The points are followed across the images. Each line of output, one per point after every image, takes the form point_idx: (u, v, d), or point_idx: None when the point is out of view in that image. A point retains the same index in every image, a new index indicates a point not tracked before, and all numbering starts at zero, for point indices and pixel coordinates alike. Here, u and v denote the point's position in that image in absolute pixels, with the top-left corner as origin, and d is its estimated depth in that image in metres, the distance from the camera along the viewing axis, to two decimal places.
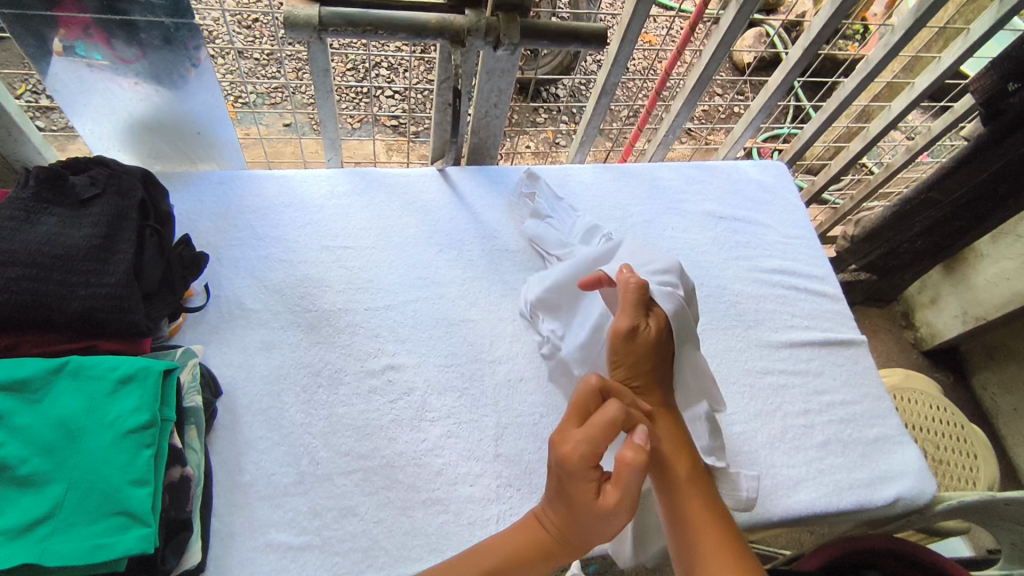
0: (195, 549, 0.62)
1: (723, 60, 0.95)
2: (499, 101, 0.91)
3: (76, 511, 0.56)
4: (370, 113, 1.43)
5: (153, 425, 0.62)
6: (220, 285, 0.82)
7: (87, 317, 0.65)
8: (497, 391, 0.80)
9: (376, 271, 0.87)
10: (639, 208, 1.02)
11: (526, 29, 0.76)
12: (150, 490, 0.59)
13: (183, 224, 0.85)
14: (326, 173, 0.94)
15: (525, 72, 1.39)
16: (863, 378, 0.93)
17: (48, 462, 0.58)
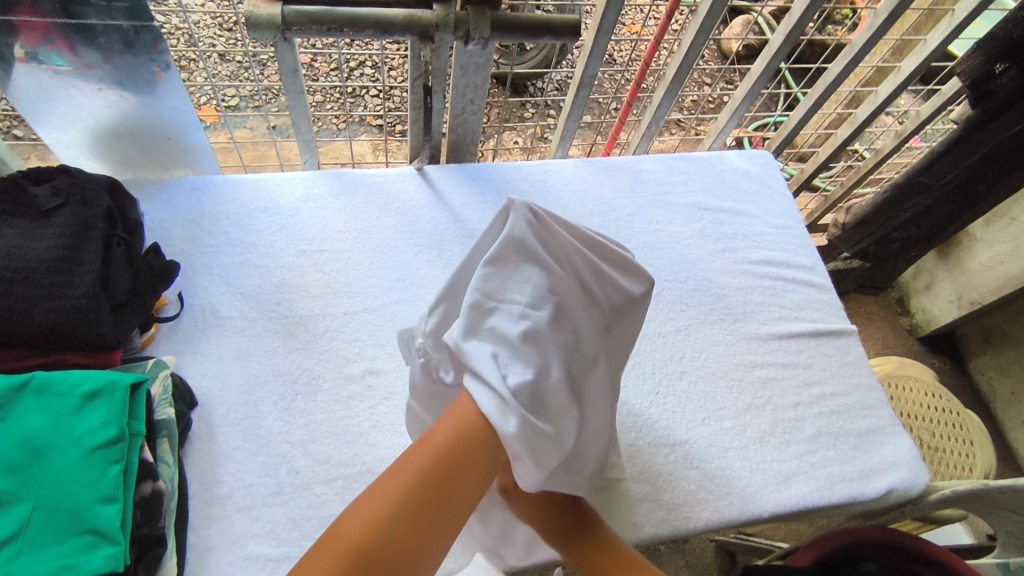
0: (170, 564, 0.61)
1: (702, 48, 0.93)
2: (475, 96, 0.89)
3: (43, 531, 0.55)
4: (353, 113, 1.42)
5: (122, 440, 0.60)
6: (194, 293, 0.80)
7: (52, 331, 0.63)
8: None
9: (353, 274, 0.85)
10: (622, 202, 1.00)
11: (496, 22, 0.75)
12: (120, 506, 0.57)
13: (156, 231, 0.84)
14: (301, 176, 0.92)
15: (509, 67, 1.37)
16: (855, 369, 0.92)
17: (13, 481, 0.56)
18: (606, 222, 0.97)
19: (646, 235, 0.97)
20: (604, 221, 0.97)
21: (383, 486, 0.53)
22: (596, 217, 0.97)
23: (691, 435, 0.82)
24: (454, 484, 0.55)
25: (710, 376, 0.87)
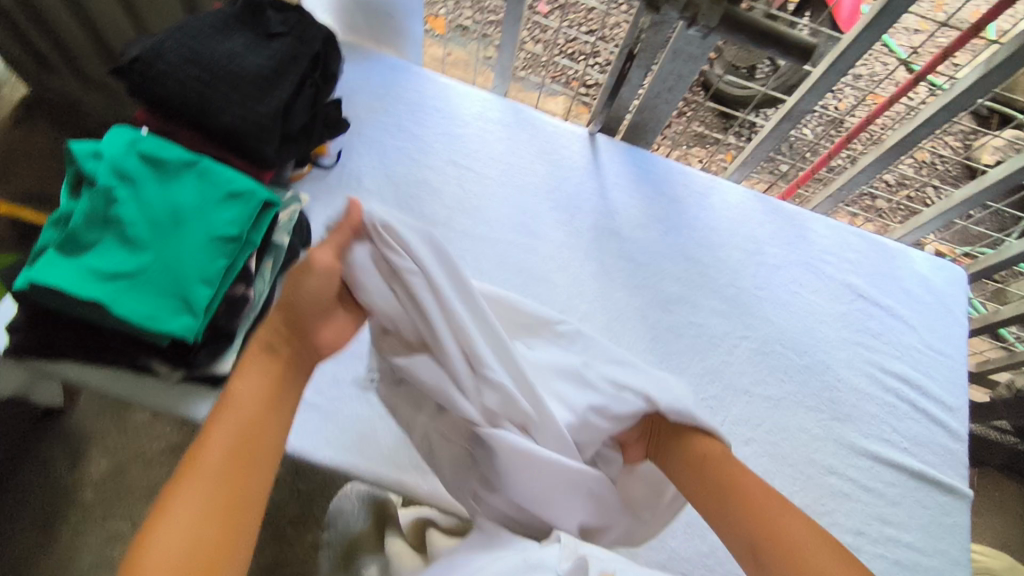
0: (228, 360, 0.70)
1: (937, 128, 0.81)
2: (675, 86, 0.86)
3: (151, 283, 0.64)
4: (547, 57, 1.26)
5: (238, 241, 0.67)
6: (350, 156, 0.88)
7: (229, 133, 0.72)
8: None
9: (487, 201, 0.89)
10: (774, 250, 0.93)
11: (728, 17, 0.70)
12: (212, 293, 0.65)
13: (344, 91, 0.92)
14: (485, 96, 0.95)
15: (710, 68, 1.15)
16: (946, 533, 0.80)
17: (149, 233, 0.65)
18: (747, 261, 0.91)
19: (780, 294, 0.90)
20: (743, 258, 0.91)
21: (200, 477, 0.48)
22: (737, 251, 0.92)
23: None
24: (251, 488, 0.49)
25: (777, 460, 0.80)
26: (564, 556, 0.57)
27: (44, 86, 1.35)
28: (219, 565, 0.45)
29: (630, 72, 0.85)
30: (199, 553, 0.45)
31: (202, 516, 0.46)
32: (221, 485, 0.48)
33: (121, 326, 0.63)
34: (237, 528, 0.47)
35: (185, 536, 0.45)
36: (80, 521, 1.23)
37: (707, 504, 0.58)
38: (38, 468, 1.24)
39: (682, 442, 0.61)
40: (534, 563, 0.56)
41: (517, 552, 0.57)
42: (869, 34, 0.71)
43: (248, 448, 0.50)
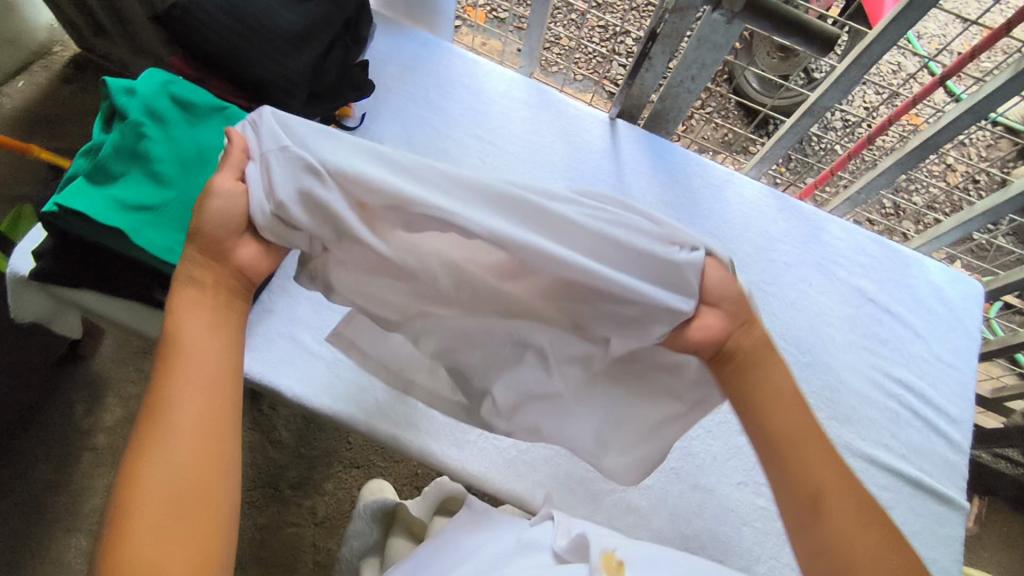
0: None
1: (959, 132, 0.80)
2: (699, 75, 0.86)
3: (173, 218, 0.66)
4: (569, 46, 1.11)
5: None
6: (375, 122, 0.91)
7: (259, 85, 0.74)
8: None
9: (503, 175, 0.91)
10: (786, 247, 0.92)
11: (753, 4, 0.72)
12: None
13: (374, 59, 0.94)
14: (511, 75, 0.97)
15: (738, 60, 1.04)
16: (936, 543, 0.79)
17: (175, 171, 0.68)
18: (757, 256, 0.91)
19: (789, 291, 0.90)
20: (754, 253, 0.91)
21: (172, 421, 0.48)
22: (749, 245, 0.91)
23: (717, 492, 0.78)
24: (227, 417, 0.50)
25: None
26: (559, 535, 0.60)
27: (101, 47, 1.43)
28: (215, 492, 0.47)
29: (653, 53, 0.86)
30: (183, 496, 0.46)
31: (185, 457, 0.47)
32: (196, 422, 0.48)
33: (141, 256, 0.66)
34: (217, 466, 0.48)
35: (174, 477, 0.46)
36: (89, 465, 1.26)
37: (781, 454, 0.53)
38: (55, 409, 1.29)
39: (761, 368, 0.55)
40: (530, 542, 0.60)
41: (513, 535, 0.62)
42: (897, 25, 0.71)
43: (215, 382, 0.50)
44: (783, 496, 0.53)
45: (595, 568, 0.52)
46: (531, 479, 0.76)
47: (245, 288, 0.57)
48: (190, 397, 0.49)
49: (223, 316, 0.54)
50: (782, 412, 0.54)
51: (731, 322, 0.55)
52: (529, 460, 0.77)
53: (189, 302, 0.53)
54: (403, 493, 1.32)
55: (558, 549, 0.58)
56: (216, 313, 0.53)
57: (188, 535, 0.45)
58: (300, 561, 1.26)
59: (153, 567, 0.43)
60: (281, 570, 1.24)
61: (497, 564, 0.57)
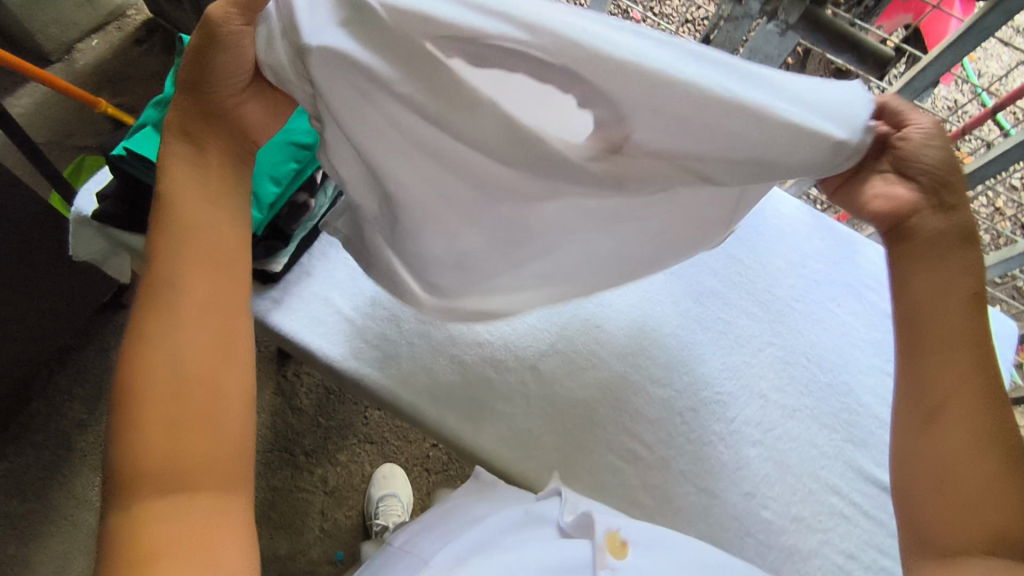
0: (280, 260, 0.78)
1: (1007, 166, 0.79)
2: None
3: None
4: None
5: (308, 151, 0.75)
6: None
7: None
8: (562, 330, 0.84)
9: None
10: (818, 266, 0.91)
11: (810, 16, 0.73)
12: (277, 190, 0.72)
13: None
14: None
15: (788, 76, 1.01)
16: None
17: None
18: (788, 270, 0.90)
19: (815, 309, 0.89)
20: (786, 269, 0.91)
21: (173, 315, 0.51)
22: (780, 261, 0.91)
23: (724, 498, 0.77)
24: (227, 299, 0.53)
25: (782, 468, 0.79)
26: (567, 510, 0.63)
27: (176, 18, 1.51)
28: (227, 374, 0.51)
29: None
30: (194, 384, 0.49)
31: (192, 346, 0.50)
32: (198, 311, 0.52)
33: None
34: (223, 352, 0.51)
35: (183, 365, 0.49)
36: None
37: (923, 359, 0.55)
38: (92, 352, 1.35)
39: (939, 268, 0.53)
40: (537, 515, 0.64)
41: (523, 505, 0.66)
42: (952, 53, 0.71)
43: (215, 266, 0.54)
44: (905, 396, 0.56)
45: (601, 548, 0.58)
46: (538, 463, 0.78)
47: (240, 158, 0.60)
48: (193, 286, 0.52)
49: (219, 194, 0.57)
50: (938, 321, 0.54)
51: (925, 198, 0.52)
52: (538, 442, 0.78)
53: (182, 185, 0.55)
54: (412, 473, 1.34)
55: (563, 524, 0.62)
56: (214, 188, 0.56)
57: (203, 418, 0.48)
58: (306, 526, 1.29)
59: (175, 451, 0.47)
60: (285, 532, 1.27)
61: (504, 531, 0.62)
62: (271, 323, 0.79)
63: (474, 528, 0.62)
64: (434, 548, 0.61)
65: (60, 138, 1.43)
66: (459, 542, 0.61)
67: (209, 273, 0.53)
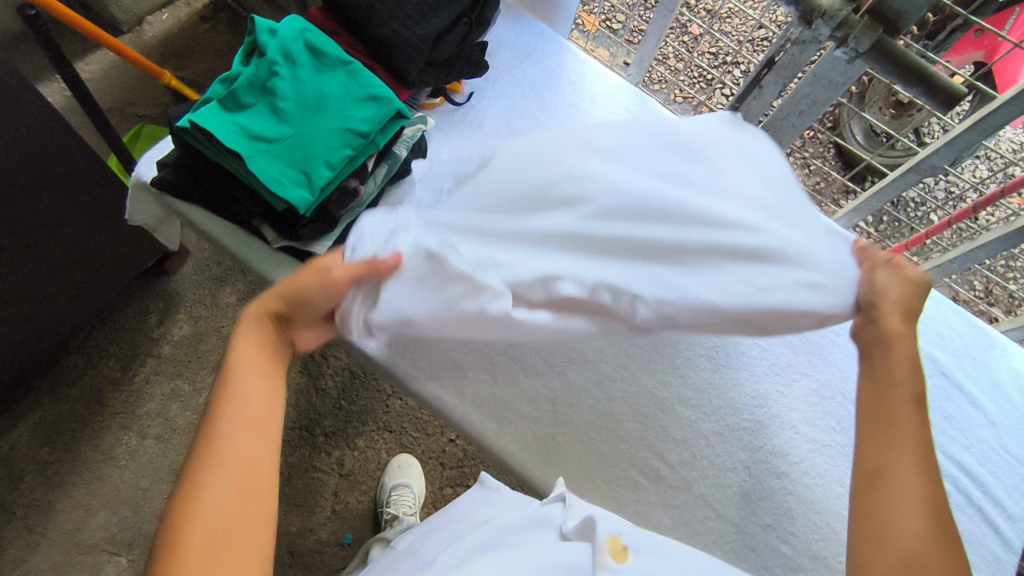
0: (323, 245, 0.78)
1: None
2: (807, 111, 0.86)
3: (284, 153, 0.71)
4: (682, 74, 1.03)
5: (364, 138, 0.74)
6: (481, 103, 0.96)
7: (383, 44, 0.79)
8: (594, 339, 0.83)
9: None
10: None
11: (879, 45, 0.72)
12: (331, 176, 0.72)
13: (494, 42, 1.02)
14: (617, 82, 0.99)
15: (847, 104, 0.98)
16: None
17: (297, 112, 0.73)
18: None
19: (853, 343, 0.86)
20: None
21: (222, 460, 0.53)
22: None
23: (743, 527, 0.76)
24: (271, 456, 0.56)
25: (805, 502, 0.77)
26: (570, 516, 0.63)
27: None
28: (260, 527, 0.52)
29: (765, 78, 0.86)
30: (229, 533, 0.49)
31: (235, 493, 0.51)
32: (247, 462, 0.54)
33: (251, 180, 0.71)
34: (260, 503, 0.53)
35: (223, 512, 0.50)
36: (151, 371, 1.36)
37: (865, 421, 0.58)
38: (133, 314, 1.39)
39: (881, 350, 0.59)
40: (542, 518, 0.64)
41: (528, 510, 0.66)
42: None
43: (263, 426, 0.57)
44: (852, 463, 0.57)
45: (601, 549, 0.56)
46: (556, 471, 0.77)
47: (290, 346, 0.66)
48: (244, 440, 0.55)
49: (273, 367, 0.61)
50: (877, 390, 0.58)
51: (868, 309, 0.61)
52: (558, 449, 0.78)
53: (249, 354, 0.61)
54: (427, 467, 1.35)
55: (565, 529, 0.61)
56: (271, 363, 0.62)
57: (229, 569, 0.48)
58: (318, 506, 1.30)
59: None
60: (297, 510, 1.29)
61: (507, 535, 0.61)
62: None
63: (479, 532, 0.63)
64: (437, 551, 0.61)
65: (123, 104, 1.48)
66: (465, 544, 0.61)
67: (260, 429, 0.56)
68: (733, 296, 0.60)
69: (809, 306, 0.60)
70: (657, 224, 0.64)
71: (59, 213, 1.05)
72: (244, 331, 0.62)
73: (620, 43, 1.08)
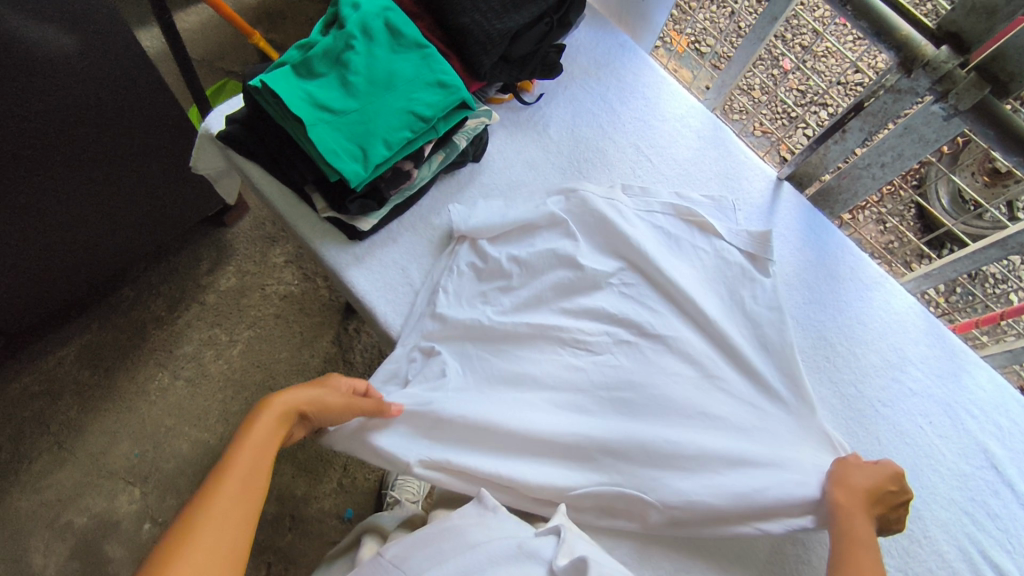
0: (368, 221, 0.79)
1: None
2: (889, 164, 0.81)
3: (346, 126, 0.72)
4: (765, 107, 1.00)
5: (425, 123, 0.74)
6: (549, 106, 0.95)
7: (460, 33, 0.79)
8: None
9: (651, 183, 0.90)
10: (917, 374, 0.83)
11: (982, 107, 0.67)
12: (386, 156, 0.72)
13: (573, 47, 1.00)
14: (692, 104, 0.97)
15: (937, 162, 0.92)
16: None
17: (365, 87, 0.73)
18: (881, 370, 0.83)
19: (899, 417, 0.80)
20: (881, 367, 0.83)
21: (209, 539, 0.52)
22: (877, 357, 0.84)
23: None
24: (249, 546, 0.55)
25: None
26: (561, 552, 0.60)
27: None
28: None
29: (849, 123, 0.82)
30: None
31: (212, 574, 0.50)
32: (230, 546, 0.53)
33: (309, 148, 0.72)
34: None
35: None
36: (193, 316, 1.41)
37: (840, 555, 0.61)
38: (187, 259, 1.45)
39: (857, 511, 0.63)
40: (529, 551, 0.60)
41: (517, 538, 0.62)
42: None
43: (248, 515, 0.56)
44: None
45: None
46: None
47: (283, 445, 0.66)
48: (229, 526, 0.54)
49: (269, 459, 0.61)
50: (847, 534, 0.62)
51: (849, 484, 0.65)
52: None
53: (252, 443, 0.61)
54: None
55: (555, 566, 0.59)
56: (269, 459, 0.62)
57: None
58: (326, 476, 1.32)
59: None
60: (306, 476, 1.31)
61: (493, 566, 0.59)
62: (346, 277, 0.81)
63: (464, 559, 0.60)
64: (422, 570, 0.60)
65: (212, 58, 1.53)
66: (447, 572, 0.59)
67: (245, 517, 0.56)
68: (726, 493, 0.66)
69: (778, 495, 0.65)
70: (645, 403, 0.73)
71: (136, 153, 1.10)
72: (256, 421, 0.63)
73: (705, 66, 1.04)
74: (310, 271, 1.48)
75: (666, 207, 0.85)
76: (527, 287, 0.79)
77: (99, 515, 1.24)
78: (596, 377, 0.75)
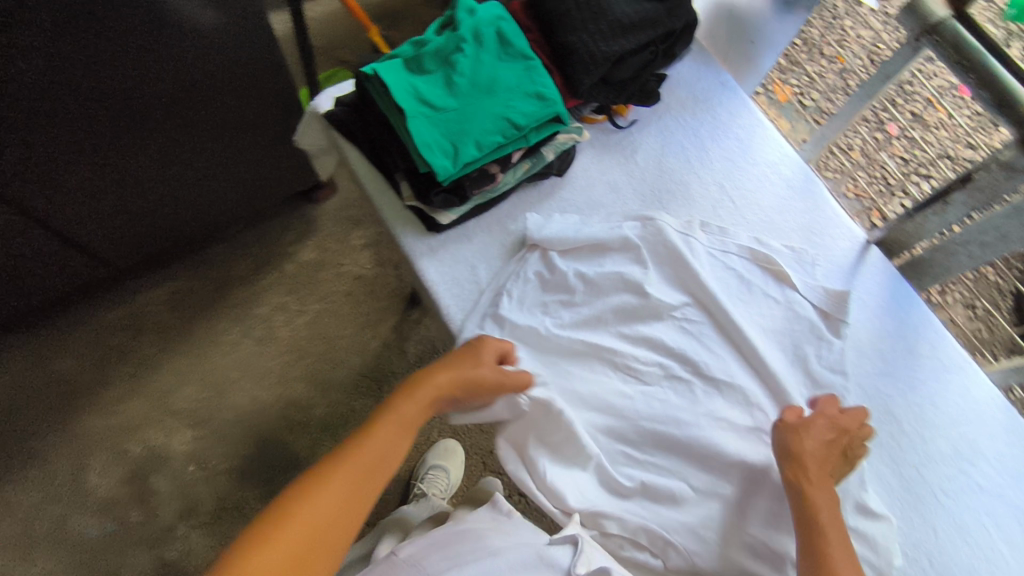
0: (448, 216, 0.81)
1: None
2: (992, 242, 0.77)
3: (443, 122, 0.75)
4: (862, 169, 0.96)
5: (518, 131, 0.76)
6: (641, 133, 0.95)
7: (565, 50, 0.81)
8: None
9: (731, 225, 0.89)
10: (988, 470, 0.77)
11: None
12: (475, 157, 0.75)
13: (674, 78, 1.00)
14: (787, 152, 0.95)
15: None
16: None
17: (467, 89, 0.76)
18: (949, 459, 0.78)
19: (962, 513, 0.75)
20: (950, 457, 0.78)
21: (315, 501, 0.57)
22: (946, 445, 0.78)
23: None
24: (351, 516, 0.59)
25: None
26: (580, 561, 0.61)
27: None
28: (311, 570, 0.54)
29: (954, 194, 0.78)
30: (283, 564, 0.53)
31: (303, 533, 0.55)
32: (331, 512, 0.57)
33: (406, 138, 0.75)
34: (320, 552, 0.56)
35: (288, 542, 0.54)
36: (270, 281, 1.49)
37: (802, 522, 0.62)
38: (274, 228, 1.54)
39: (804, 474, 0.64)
40: (549, 560, 0.61)
41: (533, 547, 0.64)
42: None
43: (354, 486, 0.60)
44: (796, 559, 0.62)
45: None
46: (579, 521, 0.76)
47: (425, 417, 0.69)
48: (336, 492, 0.59)
49: (399, 433, 0.66)
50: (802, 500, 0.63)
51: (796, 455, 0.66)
52: None
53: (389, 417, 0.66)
54: (472, 461, 1.36)
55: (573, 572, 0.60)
56: (398, 433, 0.66)
57: None
58: None
59: None
60: None
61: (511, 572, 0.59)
62: (418, 266, 0.83)
63: (484, 564, 0.60)
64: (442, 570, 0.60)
65: (331, 46, 1.64)
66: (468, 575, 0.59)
67: (354, 487, 0.60)
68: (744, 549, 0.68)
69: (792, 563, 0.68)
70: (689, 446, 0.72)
71: (251, 121, 1.18)
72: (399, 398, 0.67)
73: (806, 119, 1.01)
74: (383, 258, 1.54)
75: (741, 250, 0.84)
76: (589, 305, 0.79)
77: (154, 449, 1.33)
78: (644, 408, 0.74)
